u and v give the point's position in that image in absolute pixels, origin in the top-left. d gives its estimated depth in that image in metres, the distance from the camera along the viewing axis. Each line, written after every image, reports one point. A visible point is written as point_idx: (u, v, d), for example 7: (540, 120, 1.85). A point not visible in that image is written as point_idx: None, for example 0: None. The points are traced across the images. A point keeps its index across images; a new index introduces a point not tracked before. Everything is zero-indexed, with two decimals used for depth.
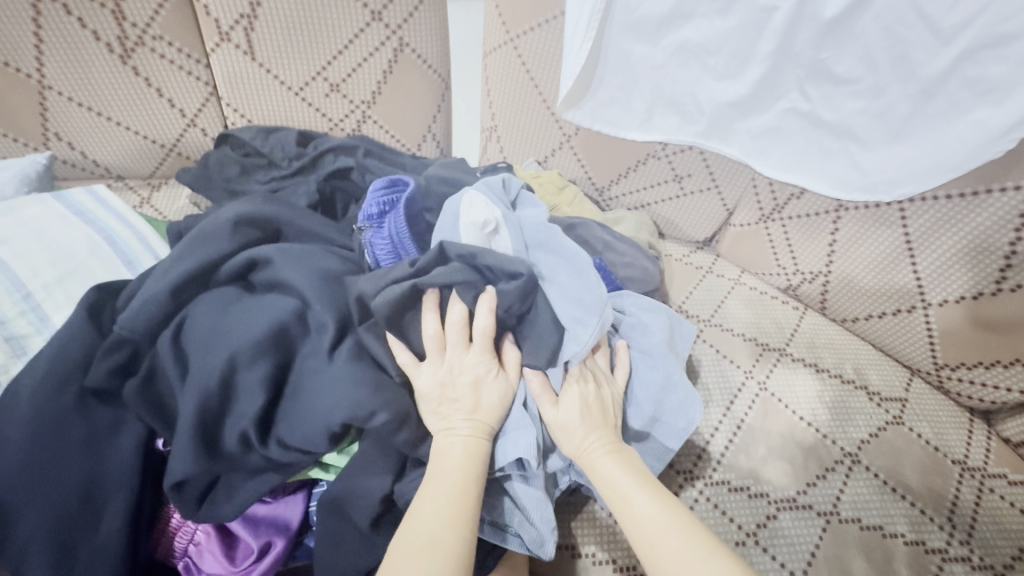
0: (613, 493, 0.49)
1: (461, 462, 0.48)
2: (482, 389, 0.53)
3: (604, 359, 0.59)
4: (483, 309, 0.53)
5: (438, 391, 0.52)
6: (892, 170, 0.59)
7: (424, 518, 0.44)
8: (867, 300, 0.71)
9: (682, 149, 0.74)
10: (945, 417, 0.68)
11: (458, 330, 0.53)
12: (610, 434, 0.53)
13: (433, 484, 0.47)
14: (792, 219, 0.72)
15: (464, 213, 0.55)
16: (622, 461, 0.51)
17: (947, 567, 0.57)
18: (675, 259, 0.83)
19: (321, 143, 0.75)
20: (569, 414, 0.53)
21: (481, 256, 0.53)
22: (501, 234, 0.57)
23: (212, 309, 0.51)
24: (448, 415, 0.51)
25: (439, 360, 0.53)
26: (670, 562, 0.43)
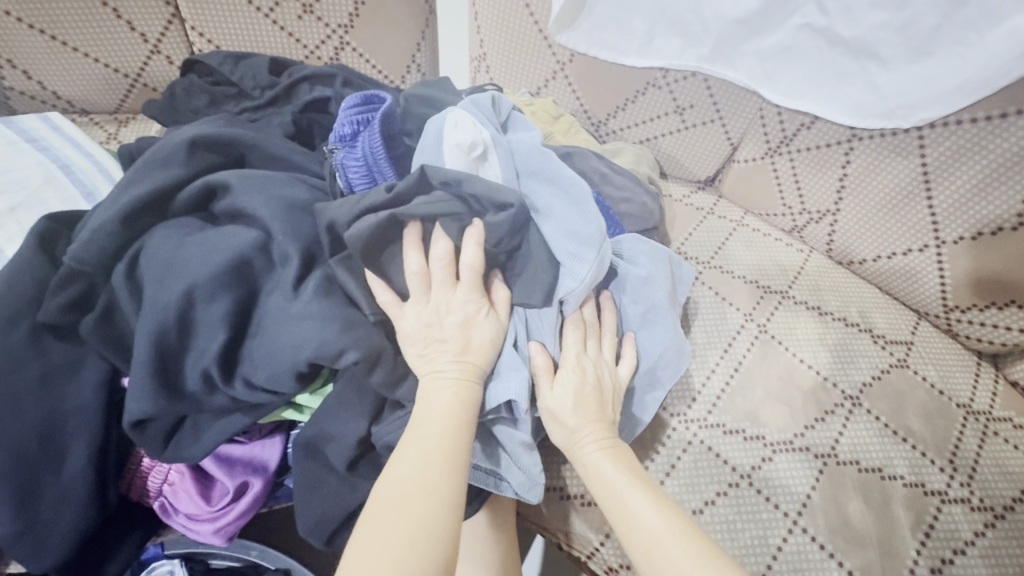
0: (606, 490, 0.46)
1: (451, 404, 0.45)
2: (471, 328, 0.48)
3: (610, 347, 0.55)
4: (470, 243, 0.48)
5: (422, 331, 0.47)
6: (913, 93, 0.55)
7: (410, 463, 0.41)
8: (878, 238, 0.67)
9: (684, 75, 0.68)
10: (950, 358, 0.66)
11: (444, 266, 0.49)
12: (605, 429, 0.50)
13: (418, 429, 0.43)
14: (801, 152, 0.67)
15: (449, 132, 0.51)
16: (616, 458, 0.48)
17: (946, 508, 0.55)
18: (675, 200, 0.78)
19: (296, 71, 0.68)
20: (562, 400, 0.49)
21: (468, 185, 0.48)
22: (491, 159, 0.53)
23: (167, 241, 0.47)
24: (435, 357, 0.47)
25: (425, 299, 0.48)
26: (665, 568, 0.40)
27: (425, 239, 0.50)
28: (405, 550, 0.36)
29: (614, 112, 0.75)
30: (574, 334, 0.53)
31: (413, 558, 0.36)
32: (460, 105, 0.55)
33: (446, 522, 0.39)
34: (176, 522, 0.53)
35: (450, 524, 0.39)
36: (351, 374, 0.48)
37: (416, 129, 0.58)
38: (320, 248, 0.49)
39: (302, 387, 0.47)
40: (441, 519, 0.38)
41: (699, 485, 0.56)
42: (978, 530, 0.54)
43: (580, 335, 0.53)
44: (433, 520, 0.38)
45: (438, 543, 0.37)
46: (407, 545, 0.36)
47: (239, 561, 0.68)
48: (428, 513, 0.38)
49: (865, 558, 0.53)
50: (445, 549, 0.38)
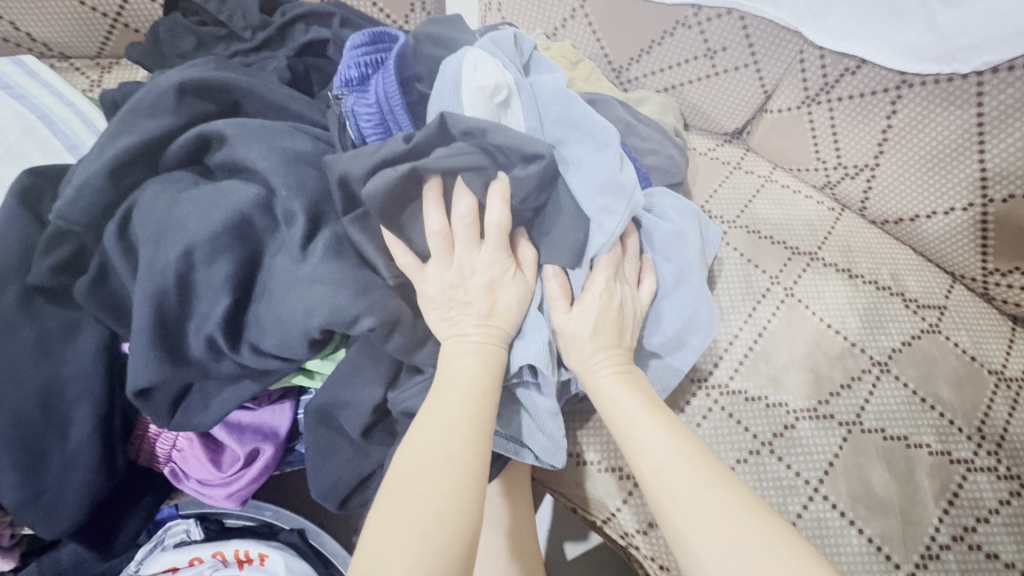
0: (615, 412, 0.45)
1: (472, 371, 0.43)
2: (497, 291, 0.46)
3: (633, 270, 0.52)
4: (495, 199, 0.44)
5: (446, 294, 0.45)
6: (978, 31, 0.51)
7: (431, 432, 0.39)
8: (918, 195, 0.62)
9: (718, 13, 0.62)
10: (985, 323, 0.63)
11: (468, 225, 0.45)
12: (620, 355, 0.48)
13: (440, 396, 0.41)
14: (842, 101, 0.61)
15: (469, 75, 0.46)
16: (628, 382, 0.47)
17: (971, 477, 0.54)
18: (699, 153, 0.73)
19: (290, 9, 0.62)
20: (582, 323, 0.47)
21: (493, 135, 0.44)
22: (513, 107, 0.48)
23: (159, 199, 0.44)
24: (458, 320, 0.45)
25: (447, 260, 0.45)
26: (675, 488, 0.39)
27: (445, 196, 0.46)
28: (430, 522, 0.35)
29: (637, 57, 0.69)
30: (609, 256, 0.49)
31: (434, 534, 0.34)
32: (478, 45, 0.50)
33: (468, 494, 0.37)
34: (188, 487, 0.52)
35: (475, 496, 0.37)
36: (365, 340, 0.46)
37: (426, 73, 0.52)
38: (327, 204, 0.45)
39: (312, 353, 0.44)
40: (467, 494, 0.37)
41: (719, 453, 0.55)
42: (1002, 499, 0.53)
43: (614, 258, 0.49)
44: (457, 492, 0.36)
45: (463, 518, 0.36)
46: (433, 519, 0.35)
47: (254, 521, 0.68)
48: (452, 488, 0.37)
49: (885, 525, 0.52)
50: (470, 522, 0.36)
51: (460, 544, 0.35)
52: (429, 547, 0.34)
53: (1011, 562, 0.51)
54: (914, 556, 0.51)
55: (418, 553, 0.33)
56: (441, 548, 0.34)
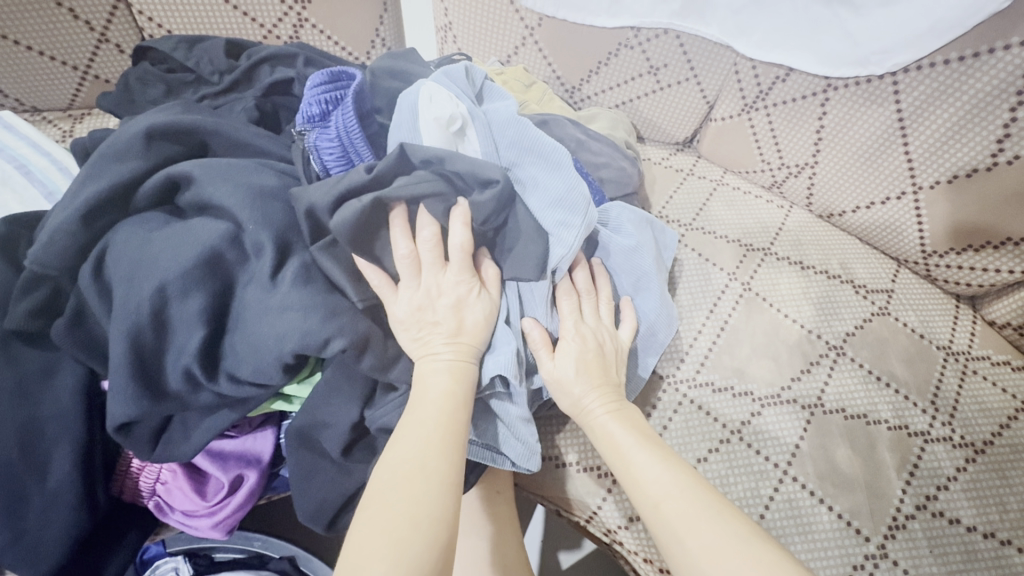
0: (613, 451, 0.47)
1: (445, 385, 0.45)
2: (464, 309, 0.48)
3: (608, 311, 0.55)
4: (457, 224, 0.47)
5: (414, 315, 0.47)
6: (886, 37, 0.55)
7: (410, 445, 0.41)
8: (855, 189, 0.67)
9: (656, 33, 0.66)
10: (930, 303, 0.67)
11: (432, 248, 0.48)
12: (610, 392, 0.51)
13: (417, 410, 0.43)
14: (778, 106, 0.66)
15: (424, 107, 0.50)
16: (623, 419, 0.49)
17: (929, 448, 0.57)
18: (654, 163, 0.77)
19: (255, 52, 0.65)
20: (565, 368, 0.50)
21: (451, 163, 0.47)
22: (469, 135, 0.51)
23: (132, 238, 0.46)
24: (428, 340, 0.47)
25: (415, 282, 0.48)
26: (674, 524, 0.41)
27: (409, 221, 0.49)
28: (405, 531, 0.36)
29: (587, 77, 0.73)
30: (568, 303, 0.53)
31: (407, 542, 0.36)
32: (432, 78, 0.54)
33: (445, 502, 0.39)
34: (174, 520, 0.53)
35: (450, 500, 0.39)
36: (340, 360, 0.47)
37: (386, 106, 0.55)
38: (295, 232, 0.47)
39: (287, 377, 0.46)
40: (441, 497, 0.39)
41: (691, 444, 0.57)
42: (960, 466, 0.56)
43: (574, 303, 0.53)
44: (433, 501, 0.38)
45: (440, 523, 0.38)
46: (409, 524, 0.37)
47: (244, 552, 0.68)
48: (427, 491, 0.38)
49: (854, 500, 0.54)
50: (447, 526, 0.38)
51: (435, 547, 0.36)
52: (408, 552, 0.35)
53: (972, 526, 0.53)
54: (882, 528, 0.53)
55: (395, 558, 0.35)
56: (417, 552, 0.35)
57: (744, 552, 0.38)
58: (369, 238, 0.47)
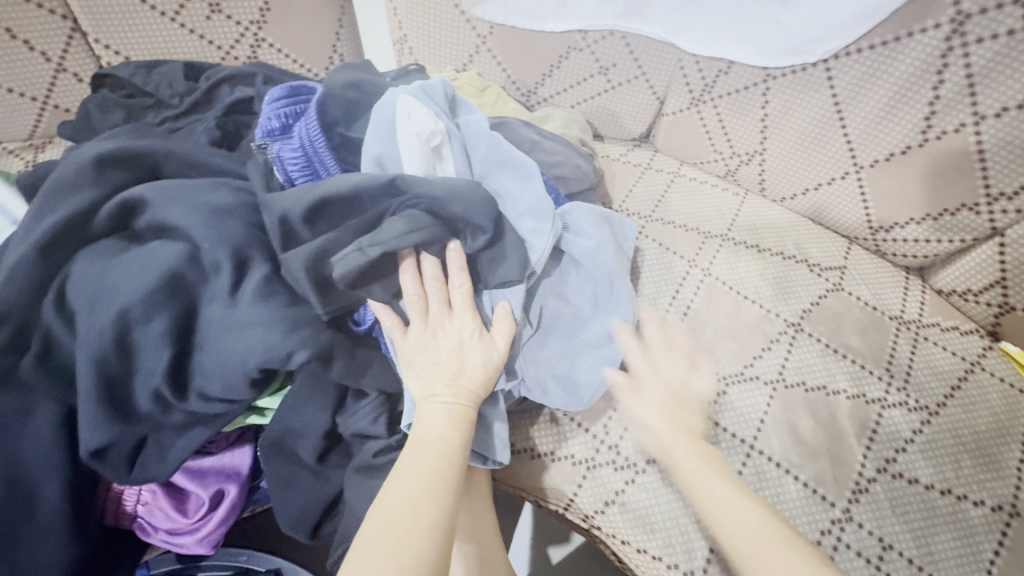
0: (687, 479, 0.52)
1: (443, 431, 0.45)
2: (466, 352, 0.49)
3: (682, 357, 0.62)
4: (455, 269, 0.49)
5: (420, 355, 0.48)
6: (815, 27, 0.59)
7: (405, 486, 0.41)
8: (802, 173, 0.70)
9: (602, 35, 0.69)
10: (881, 276, 0.70)
11: (438, 292, 0.49)
12: (694, 436, 0.55)
13: (413, 451, 0.44)
14: (723, 98, 0.69)
15: (403, 122, 0.49)
16: (705, 454, 0.54)
17: (887, 413, 0.59)
18: (612, 159, 0.80)
19: (214, 74, 0.66)
20: (647, 412, 0.57)
21: (439, 193, 0.46)
22: (446, 152, 0.51)
23: (95, 264, 0.46)
24: (431, 381, 0.47)
25: (422, 324, 0.49)
26: (750, 552, 0.46)
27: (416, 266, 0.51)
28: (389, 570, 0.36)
29: (542, 80, 0.75)
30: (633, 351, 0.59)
31: None
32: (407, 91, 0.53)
33: (431, 546, 0.38)
34: (159, 538, 0.53)
35: (448, 509, 0.41)
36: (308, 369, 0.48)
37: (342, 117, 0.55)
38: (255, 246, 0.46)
39: (257, 390, 0.46)
40: (437, 501, 0.40)
41: None
42: (916, 428, 0.58)
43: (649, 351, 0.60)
44: (419, 544, 0.38)
45: (424, 564, 0.37)
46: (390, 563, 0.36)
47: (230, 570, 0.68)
48: (426, 499, 0.40)
49: (817, 468, 0.56)
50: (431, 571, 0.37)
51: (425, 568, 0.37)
52: None
53: (930, 484, 0.56)
54: (846, 493, 0.55)
55: None
56: None
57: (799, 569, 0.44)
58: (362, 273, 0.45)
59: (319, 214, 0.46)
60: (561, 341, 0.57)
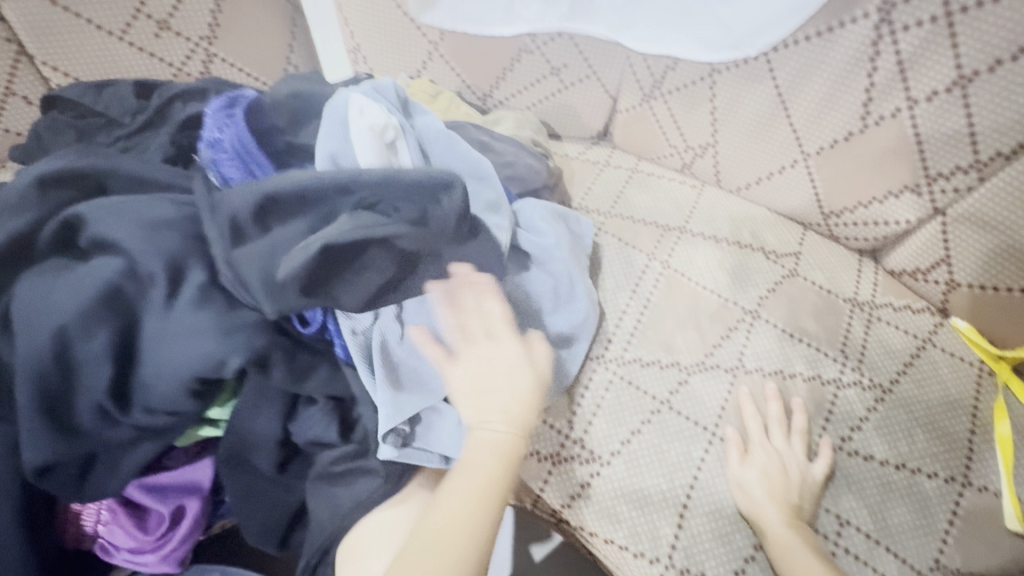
0: (778, 544, 0.51)
1: (490, 462, 0.44)
2: (514, 381, 0.48)
3: (800, 445, 0.57)
4: (496, 299, 0.51)
5: (466, 385, 0.47)
6: (753, 20, 0.60)
7: (446, 514, 0.42)
8: (754, 163, 0.71)
9: (551, 37, 0.70)
10: (835, 261, 0.71)
11: (481, 319, 0.50)
12: (794, 514, 0.53)
13: (456, 478, 0.44)
14: (673, 94, 0.70)
15: (356, 117, 0.49)
16: (800, 531, 0.52)
17: (842, 393, 0.61)
18: (571, 158, 0.80)
19: (167, 91, 0.66)
20: (749, 475, 0.55)
21: (391, 182, 0.44)
22: (400, 148, 0.52)
23: (30, 283, 0.43)
24: (480, 411, 0.46)
25: (467, 350, 0.49)
26: None
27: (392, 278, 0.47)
28: None
29: (496, 83, 0.76)
30: (779, 434, 0.58)
31: None
32: (359, 92, 0.53)
33: None
34: (120, 558, 0.52)
35: (481, 548, 0.42)
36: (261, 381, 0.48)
37: (288, 124, 0.53)
38: (193, 252, 0.43)
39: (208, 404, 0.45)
40: (464, 542, 0.41)
41: (624, 418, 0.60)
42: (870, 407, 0.60)
43: (766, 453, 0.56)
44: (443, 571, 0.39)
45: None
46: None
47: None
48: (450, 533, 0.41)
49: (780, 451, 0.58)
50: None
51: None
52: None
53: (885, 460, 0.57)
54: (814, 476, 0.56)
55: None
56: None
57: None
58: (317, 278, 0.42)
59: (267, 213, 0.43)
60: (527, 337, 0.57)
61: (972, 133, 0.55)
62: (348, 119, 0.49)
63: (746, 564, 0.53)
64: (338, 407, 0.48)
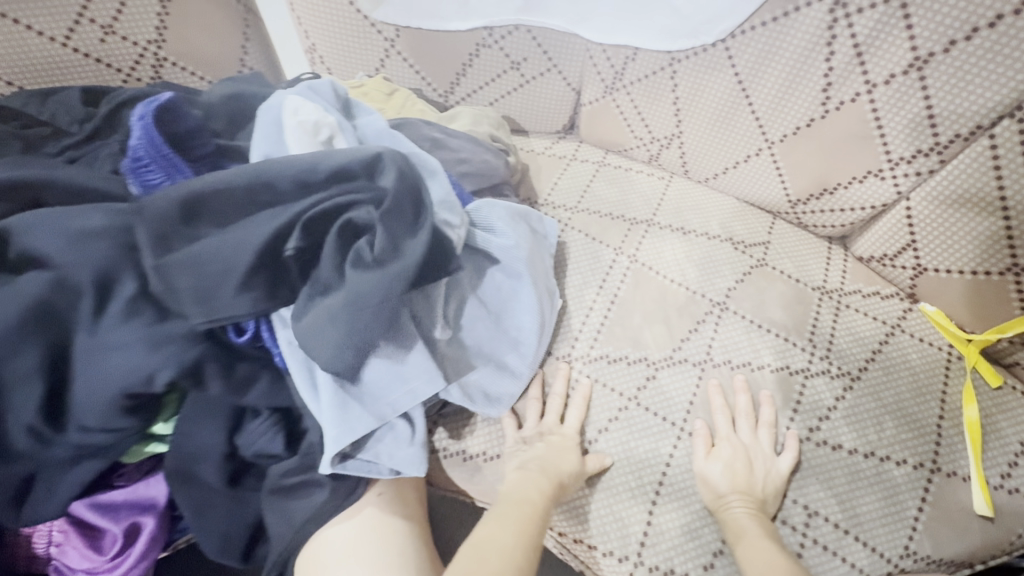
0: (737, 533, 0.51)
1: (533, 493, 0.51)
2: (560, 454, 0.55)
3: (768, 438, 0.57)
4: (575, 394, 0.61)
5: (529, 437, 0.57)
6: (707, 8, 0.60)
7: (489, 528, 0.47)
8: (719, 153, 0.70)
9: (508, 30, 0.69)
10: (804, 249, 0.71)
11: (558, 402, 0.60)
12: (754, 504, 0.53)
13: (504, 504, 0.50)
14: (636, 85, 0.69)
15: (288, 117, 0.48)
16: (760, 522, 0.52)
17: (810, 383, 0.60)
18: (538, 153, 0.79)
19: (115, 97, 0.63)
20: (713, 468, 0.55)
21: (322, 164, 0.43)
22: (338, 145, 0.49)
23: None
24: (528, 458, 0.55)
25: (536, 420, 0.59)
26: None
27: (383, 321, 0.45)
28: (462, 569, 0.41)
29: (456, 80, 0.75)
30: (746, 426, 0.58)
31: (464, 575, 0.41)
32: (296, 93, 0.52)
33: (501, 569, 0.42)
34: None
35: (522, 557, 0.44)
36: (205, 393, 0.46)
37: (225, 128, 0.54)
38: (125, 262, 0.41)
39: (149, 418, 0.44)
40: (523, 552, 0.45)
41: (592, 415, 0.60)
42: (839, 395, 0.59)
43: (732, 449, 0.56)
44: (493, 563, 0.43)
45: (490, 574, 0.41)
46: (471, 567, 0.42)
47: None
48: (514, 544, 0.45)
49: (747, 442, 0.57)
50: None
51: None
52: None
53: (853, 449, 0.57)
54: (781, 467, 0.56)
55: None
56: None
57: (772, 563, 0.47)
58: (256, 282, 0.41)
59: (197, 215, 0.41)
60: (485, 341, 0.57)
61: (931, 116, 0.54)
62: (282, 119, 0.48)
63: (715, 558, 0.53)
64: (284, 419, 0.47)
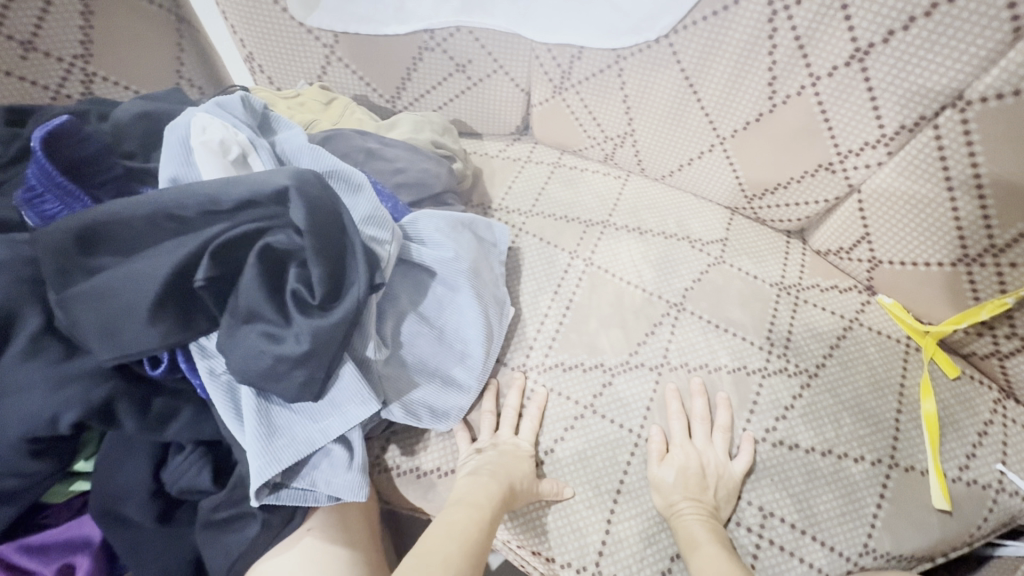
0: (689, 542, 0.49)
1: (483, 497, 0.49)
2: (518, 462, 0.54)
3: (723, 440, 0.56)
4: (517, 395, 0.60)
5: (486, 447, 0.56)
6: (647, 4, 0.59)
7: (434, 535, 0.45)
8: (672, 150, 0.69)
9: (450, 32, 0.67)
10: (763, 244, 0.69)
11: (510, 419, 0.59)
12: (708, 511, 0.52)
13: (454, 509, 0.49)
14: (583, 84, 0.68)
15: (194, 137, 0.47)
16: (713, 528, 0.51)
17: (767, 382, 0.59)
18: (493, 156, 0.77)
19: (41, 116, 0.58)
20: (666, 474, 0.54)
21: (229, 192, 0.42)
22: (252, 163, 0.49)
23: None
24: (482, 465, 0.54)
25: (492, 436, 0.57)
26: None
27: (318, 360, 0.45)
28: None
29: (401, 85, 0.73)
30: (699, 429, 0.57)
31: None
32: (203, 110, 0.50)
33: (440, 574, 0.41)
34: None
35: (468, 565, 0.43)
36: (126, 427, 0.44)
37: (138, 150, 0.53)
38: (30, 298, 0.41)
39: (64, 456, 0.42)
40: (468, 560, 0.43)
41: (548, 425, 0.58)
42: (796, 394, 0.59)
43: (685, 454, 0.55)
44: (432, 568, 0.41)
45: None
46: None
47: None
48: (458, 552, 0.43)
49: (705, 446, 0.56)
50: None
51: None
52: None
53: (810, 447, 0.56)
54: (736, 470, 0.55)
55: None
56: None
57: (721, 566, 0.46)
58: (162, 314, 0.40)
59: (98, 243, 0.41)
60: (428, 357, 0.56)
61: (875, 106, 0.53)
62: (188, 139, 0.47)
63: (672, 563, 0.52)
64: (212, 452, 0.46)
